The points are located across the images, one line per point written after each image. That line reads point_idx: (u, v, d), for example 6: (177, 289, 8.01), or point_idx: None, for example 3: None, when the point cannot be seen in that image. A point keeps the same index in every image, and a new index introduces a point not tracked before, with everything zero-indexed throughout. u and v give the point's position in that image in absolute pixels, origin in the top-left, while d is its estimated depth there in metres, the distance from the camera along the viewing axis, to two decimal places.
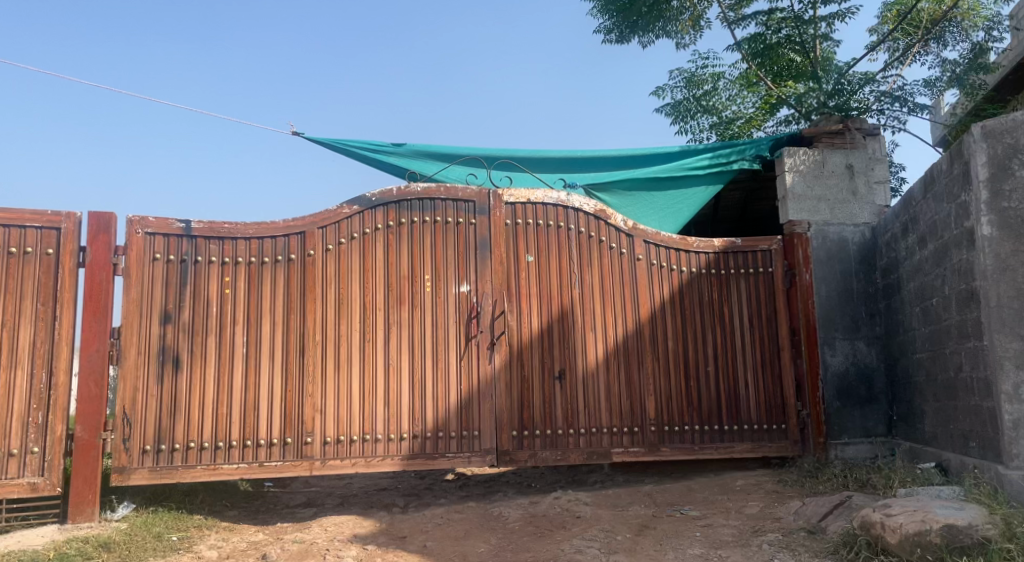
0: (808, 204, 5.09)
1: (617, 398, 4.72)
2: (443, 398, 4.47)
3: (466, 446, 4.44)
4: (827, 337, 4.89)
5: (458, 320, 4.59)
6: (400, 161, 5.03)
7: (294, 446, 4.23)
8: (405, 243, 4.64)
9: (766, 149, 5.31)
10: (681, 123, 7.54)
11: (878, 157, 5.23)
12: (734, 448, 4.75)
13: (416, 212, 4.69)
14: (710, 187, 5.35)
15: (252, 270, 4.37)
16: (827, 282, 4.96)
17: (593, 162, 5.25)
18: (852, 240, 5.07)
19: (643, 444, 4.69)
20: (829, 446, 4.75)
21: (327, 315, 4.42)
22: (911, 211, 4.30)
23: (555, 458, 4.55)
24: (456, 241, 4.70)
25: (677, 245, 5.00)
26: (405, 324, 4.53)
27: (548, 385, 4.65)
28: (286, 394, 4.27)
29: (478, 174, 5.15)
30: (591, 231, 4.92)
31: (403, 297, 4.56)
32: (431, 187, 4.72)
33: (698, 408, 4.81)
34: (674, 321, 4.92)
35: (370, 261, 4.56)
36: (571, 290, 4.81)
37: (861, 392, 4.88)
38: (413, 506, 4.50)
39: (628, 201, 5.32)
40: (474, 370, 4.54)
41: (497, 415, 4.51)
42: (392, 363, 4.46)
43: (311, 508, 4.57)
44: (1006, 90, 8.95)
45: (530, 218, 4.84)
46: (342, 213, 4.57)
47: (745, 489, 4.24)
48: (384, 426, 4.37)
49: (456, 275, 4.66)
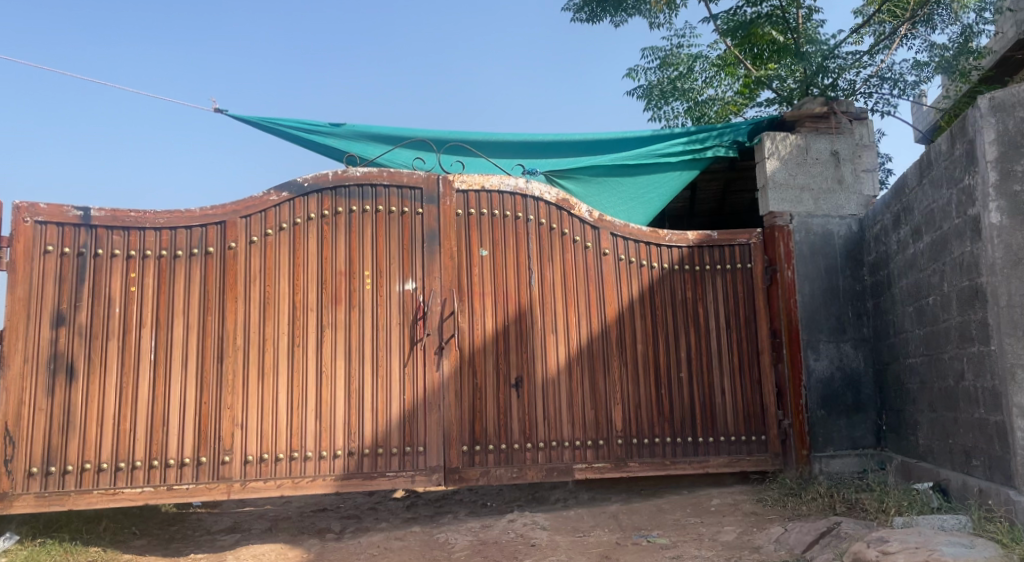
0: (790, 193, 4.66)
1: (580, 407, 4.25)
2: (384, 409, 3.97)
3: (410, 464, 3.94)
4: (811, 339, 4.46)
5: (402, 321, 4.09)
6: (340, 143, 4.50)
7: (210, 466, 3.71)
8: (342, 234, 4.14)
9: (745, 135, 4.88)
10: (654, 107, 7.10)
11: (866, 143, 4.81)
12: (709, 462, 4.31)
13: (355, 200, 4.19)
14: (684, 175, 4.90)
15: (162, 265, 3.86)
16: (810, 278, 4.52)
17: (555, 145, 4.77)
18: (838, 233, 4.65)
19: (609, 459, 4.22)
20: (813, 459, 4.31)
21: (250, 316, 3.92)
22: (904, 200, 3.88)
23: (510, 477, 4.06)
24: (401, 233, 4.20)
25: (647, 238, 4.54)
26: (341, 327, 4.02)
27: (503, 393, 4.16)
28: (201, 406, 3.76)
29: (427, 158, 4.64)
30: (553, 222, 4.44)
31: (339, 296, 4.05)
32: (372, 171, 4.21)
33: (669, 418, 4.35)
34: (643, 321, 4.45)
35: (302, 254, 4.06)
36: (530, 288, 4.33)
37: (847, 399, 4.45)
38: (350, 531, 3.98)
39: (595, 190, 4.85)
40: (419, 378, 4.04)
41: (445, 428, 4.01)
42: (326, 370, 3.95)
43: (235, 533, 4.03)
44: (1004, 71, 8.58)
45: (483, 207, 4.35)
46: (269, 201, 4.08)
47: (721, 511, 3.78)
48: (315, 442, 3.85)
49: (399, 272, 4.16)
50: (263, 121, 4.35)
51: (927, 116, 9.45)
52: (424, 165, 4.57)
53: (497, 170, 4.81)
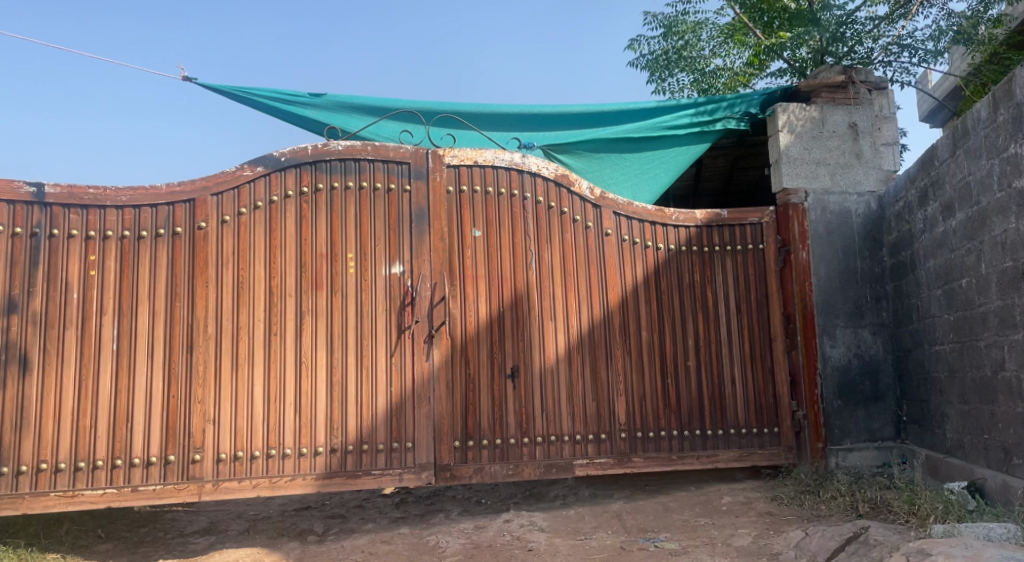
0: (805, 169, 4.34)
1: (581, 399, 3.96)
2: (369, 402, 3.67)
3: (397, 461, 3.65)
4: (827, 325, 4.15)
5: (388, 307, 3.79)
6: (320, 114, 4.16)
7: (179, 465, 3.43)
8: (323, 213, 3.82)
9: (757, 106, 4.55)
10: (658, 77, 6.76)
11: (886, 115, 4.49)
12: (719, 456, 4.04)
13: (337, 176, 3.87)
14: (691, 150, 4.56)
15: (125, 246, 3.58)
16: (826, 260, 4.22)
17: (553, 118, 4.44)
18: (856, 211, 4.34)
19: (611, 454, 3.94)
20: (829, 452, 4.03)
21: (223, 302, 3.63)
22: (932, 174, 3.57)
23: (505, 474, 3.77)
24: (387, 212, 3.88)
25: (652, 217, 4.23)
26: (323, 314, 3.72)
27: (498, 384, 3.86)
28: (168, 400, 3.48)
29: (415, 131, 4.30)
30: (550, 200, 4.13)
31: (320, 280, 3.75)
32: (355, 145, 3.90)
33: (676, 410, 4.07)
34: (648, 307, 4.15)
35: (279, 235, 3.76)
36: (526, 271, 4.02)
37: (866, 389, 4.15)
38: (333, 534, 3.69)
39: (596, 165, 4.51)
40: (407, 368, 3.74)
41: (435, 422, 3.72)
42: (306, 360, 3.65)
43: (209, 535, 3.75)
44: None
45: (476, 184, 4.03)
46: (242, 176, 3.76)
47: (733, 510, 3.51)
48: (294, 438, 3.56)
49: (386, 253, 3.85)
50: (236, 90, 4.02)
51: (946, 85, 9.06)
52: (412, 138, 4.24)
53: (491, 144, 4.48)
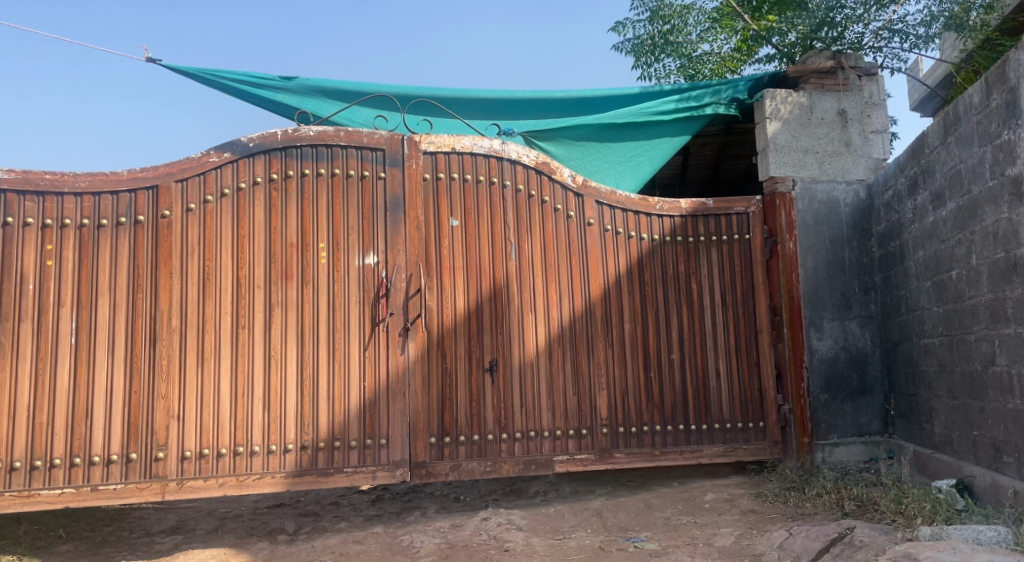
0: (793, 157, 4.23)
1: (561, 394, 3.85)
2: (341, 397, 3.55)
3: (370, 458, 3.53)
4: (813, 317, 4.05)
5: (361, 299, 3.66)
6: (292, 98, 4.00)
7: (141, 463, 3.31)
8: (294, 201, 3.68)
9: (744, 92, 4.42)
10: (645, 63, 6.62)
11: (875, 102, 4.38)
12: (703, 452, 3.94)
13: (309, 162, 3.72)
14: (677, 137, 4.43)
15: (84, 235, 3.44)
16: (814, 251, 4.12)
17: (534, 103, 4.31)
18: (844, 201, 4.23)
19: (592, 450, 3.84)
20: (815, 447, 3.94)
21: (188, 293, 3.48)
22: (922, 162, 3.46)
23: (483, 471, 3.66)
24: (360, 200, 3.74)
25: (636, 207, 4.11)
26: (293, 306, 3.58)
27: (475, 379, 3.74)
28: (130, 395, 3.35)
29: (390, 116, 4.15)
30: (531, 188, 4.00)
31: (290, 271, 3.61)
32: (326, 131, 3.74)
33: (659, 405, 3.97)
34: (631, 299, 4.04)
35: (247, 224, 3.61)
36: (506, 262, 3.89)
37: (853, 382, 4.06)
38: (304, 533, 3.57)
39: (579, 153, 4.38)
40: (381, 362, 3.61)
41: (410, 418, 3.60)
42: (275, 354, 3.52)
43: (176, 535, 3.63)
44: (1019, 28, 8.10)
45: (454, 171, 3.89)
46: (208, 162, 3.61)
47: (716, 508, 3.41)
48: (262, 435, 3.44)
49: (359, 243, 3.70)
50: (203, 73, 3.86)
51: (939, 71, 8.94)
52: (387, 123, 4.08)
53: (470, 130, 4.33)
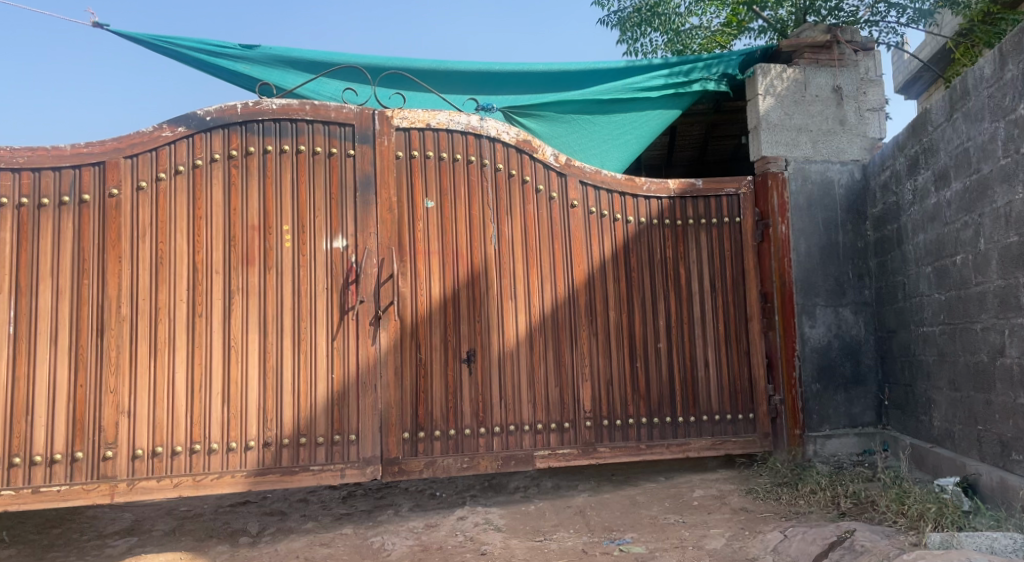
0: (785, 136, 4.03)
1: (542, 386, 3.65)
2: (307, 391, 3.31)
3: (339, 455, 3.31)
4: (806, 304, 3.87)
5: (329, 285, 3.41)
6: (253, 69, 3.70)
7: (88, 463, 3.06)
8: (255, 180, 3.41)
9: (736, 68, 4.20)
10: (630, 38, 6.34)
11: (872, 78, 4.17)
12: (690, 445, 3.76)
13: (271, 138, 3.45)
14: (664, 115, 4.20)
15: (23, 215, 3.16)
16: (807, 234, 3.93)
17: (514, 77, 4.06)
18: (839, 182, 4.03)
19: (575, 444, 3.65)
20: (807, 439, 3.78)
21: (139, 279, 3.21)
22: (925, 141, 3.27)
23: (459, 467, 3.45)
24: (328, 179, 3.48)
25: (622, 187, 3.89)
26: (255, 292, 3.32)
27: (452, 370, 3.52)
28: (75, 390, 3.09)
29: (360, 89, 3.88)
30: (511, 167, 3.76)
31: (251, 255, 3.35)
32: (291, 104, 3.47)
33: (645, 397, 3.78)
34: (616, 285, 3.83)
35: (203, 204, 3.33)
36: (484, 245, 3.66)
37: (846, 371, 3.89)
38: (269, 534, 3.35)
39: (562, 130, 4.14)
40: (350, 353, 3.38)
41: (382, 412, 3.38)
42: (235, 344, 3.26)
43: (129, 537, 3.38)
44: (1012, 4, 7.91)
45: (429, 149, 3.64)
46: (161, 137, 3.32)
47: (705, 506, 3.24)
48: (221, 431, 3.19)
49: (326, 225, 3.45)
50: (155, 39, 3.55)
51: (930, 48, 8.76)
52: (357, 97, 3.81)
53: (446, 106, 4.08)
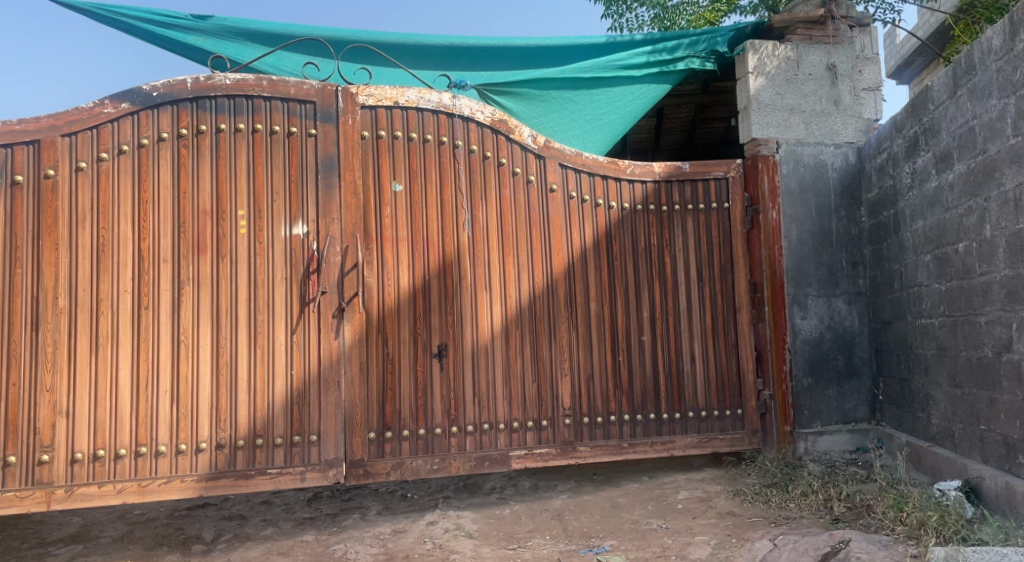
0: (776, 117, 3.81)
1: (519, 381, 3.43)
2: (264, 389, 3.07)
3: (299, 457, 3.08)
4: (797, 294, 3.68)
5: (288, 274, 3.17)
6: (207, 42, 3.45)
7: (22, 468, 2.83)
8: (207, 161, 3.14)
9: (725, 45, 3.96)
10: (616, 14, 6.09)
11: (868, 56, 3.95)
12: (675, 443, 3.57)
13: (225, 115, 3.18)
14: (649, 93, 3.97)
15: None
16: (799, 221, 3.72)
17: (489, 53, 3.80)
18: (832, 165, 3.82)
19: (553, 443, 3.44)
20: (797, 436, 3.60)
21: (78, 269, 2.95)
22: (925, 121, 3.07)
23: (429, 469, 3.23)
24: (287, 160, 3.23)
25: (604, 170, 3.66)
26: (206, 282, 3.07)
27: (422, 365, 3.30)
28: (8, 389, 2.85)
29: (323, 64, 3.62)
30: (486, 148, 3.52)
31: (203, 242, 3.09)
32: (246, 79, 3.20)
33: (628, 393, 3.57)
34: (597, 274, 3.61)
35: (150, 187, 3.07)
36: (457, 232, 3.42)
37: (838, 364, 3.70)
38: (224, 542, 3.12)
39: (541, 109, 3.89)
40: (311, 348, 3.15)
41: (346, 411, 3.16)
42: (185, 339, 3.02)
43: (74, 544, 3.15)
44: None
45: (396, 128, 3.39)
46: (102, 114, 3.04)
47: (690, 510, 3.04)
48: (169, 432, 2.96)
49: (285, 210, 3.20)
50: (97, 8, 3.27)
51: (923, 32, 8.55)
52: (319, 72, 3.55)
53: (416, 82, 3.82)
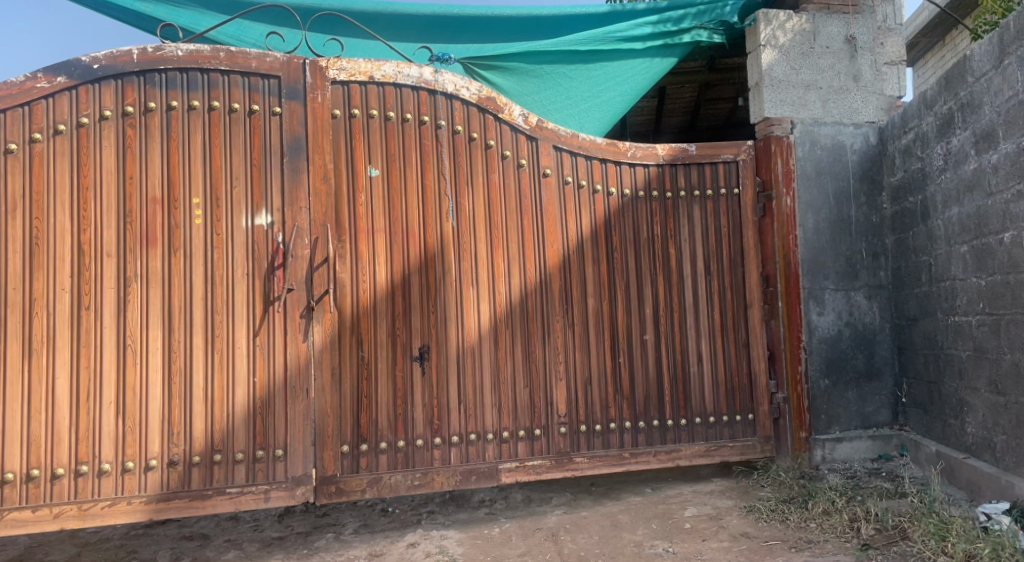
0: (791, 94, 3.46)
1: (509, 387, 3.11)
2: (223, 398, 2.75)
3: (263, 474, 2.77)
4: (813, 288, 3.35)
5: (249, 270, 2.83)
6: (157, 9, 3.13)
7: None
8: (156, 142, 2.79)
9: (735, 15, 3.61)
10: None
11: (890, 27, 3.60)
12: (681, 453, 3.26)
13: (177, 91, 2.82)
14: (651, 69, 3.62)
15: None
16: (815, 208, 3.39)
17: (476, 24, 3.45)
18: (852, 147, 3.48)
19: (547, 454, 3.13)
20: (814, 443, 3.29)
21: (7, 265, 2.62)
22: (961, 95, 2.74)
23: (409, 485, 2.92)
24: (248, 142, 2.87)
25: (603, 153, 3.32)
26: (156, 280, 2.73)
27: (401, 370, 2.97)
28: None
29: (289, 35, 3.31)
30: (472, 129, 3.17)
31: (152, 234, 2.75)
32: (201, 50, 2.83)
33: (629, 398, 3.26)
34: (596, 268, 3.28)
35: (91, 172, 2.72)
36: (441, 222, 3.08)
37: (858, 364, 3.39)
38: None
39: (532, 85, 3.55)
40: (276, 352, 2.82)
41: (316, 422, 2.83)
42: (132, 343, 2.69)
43: None
44: None
45: (372, 106, 3.03)
46: (34, 89, 2.68)
47: (699, 531, 2.73)
48: (114, 449, 2.64)
49: (246, 198, 2.85)
50: None
51: (929, 14, 8.22)
52: (284, 43, 3.23)
53: (395, 56, 3.48)
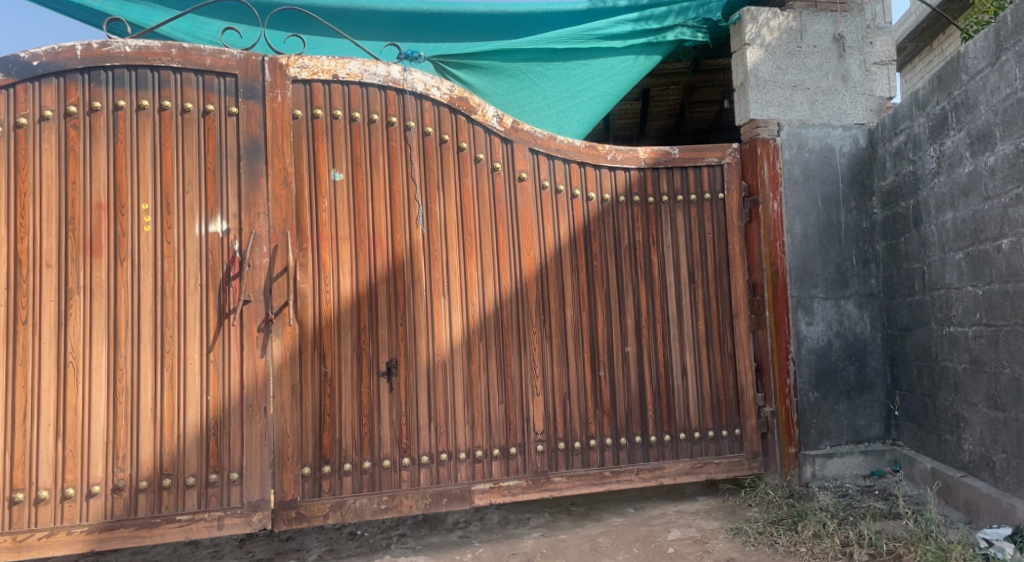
0: (778, 95, 3.33)
1: (483, 402, 2.94)
2: (173, 418, 2.56)
3: (217, 499, 2.58)
4: (802, 297, 3.21)
5: (203, 281, 2.65)
6: (106, 3, 2.96)
7: None
8: (101, 145, 2.61)
9: (719, 12, 3.48)
10: None
11: (880, 25, 3.46)
12: (664, 471, 3.10)
13: (124, 89, 2.64)
14: (632, 69, 3.47)
15: None
16: (804, 213, 3.25)
17: (449, 20, 3.31)
18: (841, 149, 3.35)
19: (523, 473, 2.96)
20: (803, 459, 3.14)
21: None
22: (955, 95, 2.61)
23: (375, 508, 2.74)
24: (201, 145, 2.69)
25: (582, 157, 3.17)
26: (100, 291, 2.55)
27: (367, 386, 2.79)
28: None
29: (251, 32, 3.15)
30: (443, 131, 3.00)
31: (95, 243, 2.56)
32: (151, 46, 2.64)
33: (610, 413, 3.10)
34: (574, 277, 3.12)
35: (29, 176, 2.54)
36: (410, 228, 2.91)
37: (849, 376, 3.24)
38: None
39: (508, 86, 3.40)
40: (231, 369, 2.63)
41: (275, 443, 2.65)
42: (73, 360, 2.50)
43: None
44: None
45: (336, 107, 2.86)
46: None
47: (683, 556, 2.57)
48: (53, 474, 2.45)
49: (200, 204, 2.67)
50: None
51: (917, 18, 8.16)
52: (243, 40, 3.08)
53: (364, 54, 3.32)
